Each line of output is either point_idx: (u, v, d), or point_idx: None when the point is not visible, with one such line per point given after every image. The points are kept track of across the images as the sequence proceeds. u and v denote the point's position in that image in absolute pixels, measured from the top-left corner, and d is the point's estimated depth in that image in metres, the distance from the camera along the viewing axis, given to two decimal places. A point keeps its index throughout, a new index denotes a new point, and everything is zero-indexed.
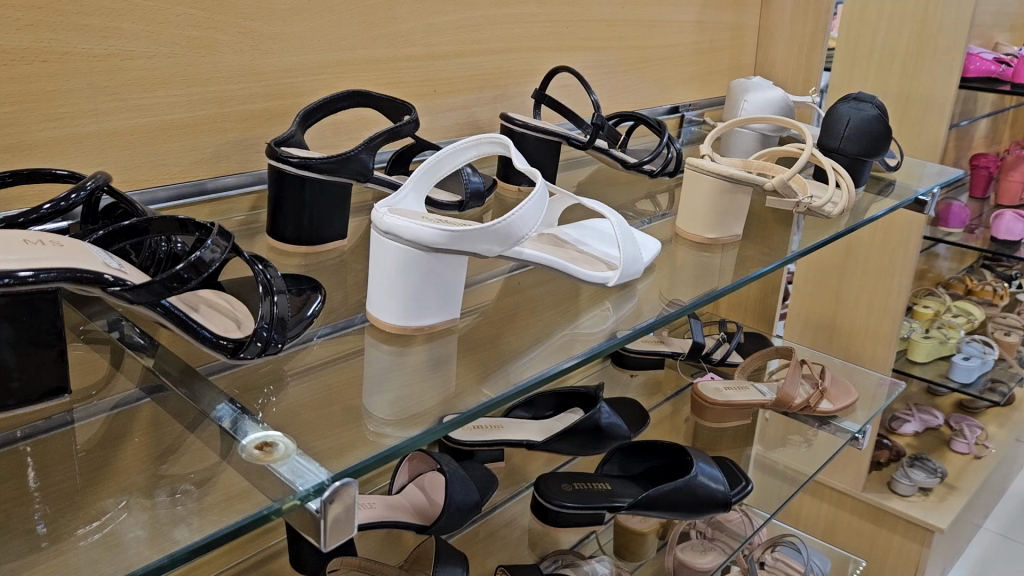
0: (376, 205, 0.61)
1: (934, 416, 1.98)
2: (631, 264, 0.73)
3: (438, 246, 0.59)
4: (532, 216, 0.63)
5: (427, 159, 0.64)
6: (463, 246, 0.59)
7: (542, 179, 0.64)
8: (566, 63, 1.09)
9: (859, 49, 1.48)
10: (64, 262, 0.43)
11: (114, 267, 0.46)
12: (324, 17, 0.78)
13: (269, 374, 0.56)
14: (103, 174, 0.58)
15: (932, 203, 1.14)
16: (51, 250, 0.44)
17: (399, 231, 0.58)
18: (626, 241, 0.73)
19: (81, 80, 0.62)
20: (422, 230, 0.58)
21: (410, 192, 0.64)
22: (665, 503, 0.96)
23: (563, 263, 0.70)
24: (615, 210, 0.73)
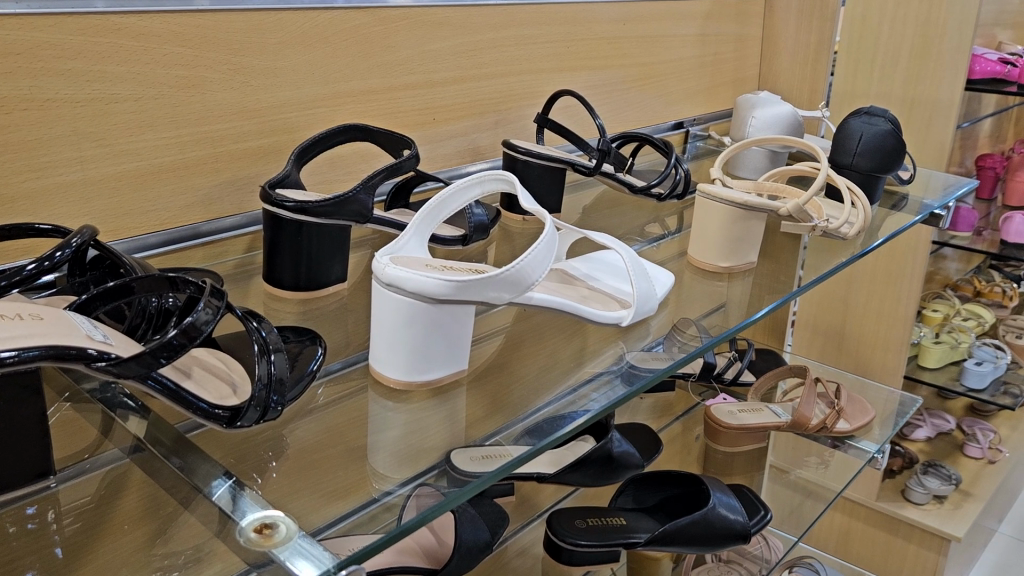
0: (376, 254, 0.58)
1: (946, 420, 1.91)
2: (645, 300, 0.70)
3: (444, 297, 0.55)
4: (541, 260, 0.60)
5: (428, 202, 0.61)
6: (470, 295, 0.56)
7: (550, 219, 0.60)
8: (568, 83, 1.06)
9: (864, 56, 1.45)
10: (46, 338, 0.41)
11: (98, 340, 0.43)
12: (319, 49, 0.75)
13: (268, 439, 0.53)
14: (90, 228, 0.55)
15: (947, 217, 1.12)
16: (32, 326, 0.41)
17: (401, 283, 0.55)
18: (639, 277, 0.69)
19: (65, 127, 0.60)
20: (426, 281, 0.55)
21: (412, 237, 0.61)
22: (682, 538, 0.93)
23: (573, 304, 0.67)
24: (626, 244, 0.70)
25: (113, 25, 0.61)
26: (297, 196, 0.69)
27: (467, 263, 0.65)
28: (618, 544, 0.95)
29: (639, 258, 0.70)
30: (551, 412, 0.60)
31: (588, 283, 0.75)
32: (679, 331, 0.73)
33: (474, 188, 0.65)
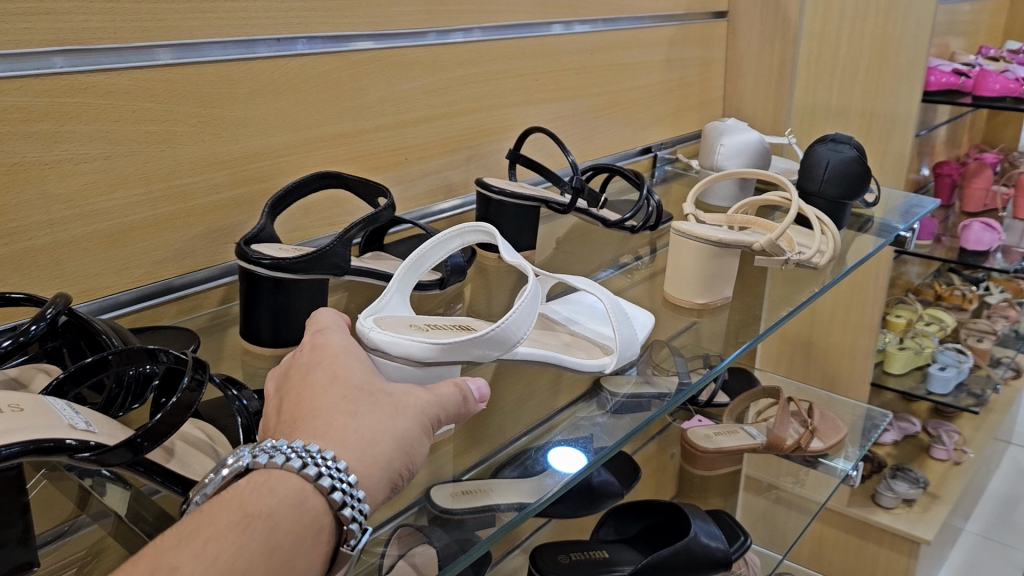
0: (361, 315, 0.59)
1: (912, 423, 1.94)
2: (629, 345, 0.71)
3: (429, 359, 0.56)
4: (525, 317, 0.60)
5: (406, 258, 0.62)
6: (455, 355, 0.57)
7: (532, 276, 0.61)
8: (537, 116, 1.06)
9: (822, 64, 1.39)
10: (25, 436, 0.41)
11: (82, 428, 0.45)
12: (289, 97, 0.75)
13: None
14: (63, 296, 0.55)
15: (911, 238, 1.15)
16: (17, 418, 0.42)
17: (387, 349, 0.56)
18: (620, 322, 0.71)
19: (32, 190, 0.59)
20: (412, 345, 0.55)
21: (394, 295, 0.62)
22: (665, 569, 0.93)
23: (556, 354, 0.69)
24: (604, 288, 0.72)
25: (80, 84, 0.60)
26: (273, 249, 0.69)
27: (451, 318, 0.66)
28: None
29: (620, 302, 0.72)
30: (525, 446, 0.69)
31: (570, 330, 0.76)
32: (658, 372, 0.76)
33: (453, 241, 0.65)
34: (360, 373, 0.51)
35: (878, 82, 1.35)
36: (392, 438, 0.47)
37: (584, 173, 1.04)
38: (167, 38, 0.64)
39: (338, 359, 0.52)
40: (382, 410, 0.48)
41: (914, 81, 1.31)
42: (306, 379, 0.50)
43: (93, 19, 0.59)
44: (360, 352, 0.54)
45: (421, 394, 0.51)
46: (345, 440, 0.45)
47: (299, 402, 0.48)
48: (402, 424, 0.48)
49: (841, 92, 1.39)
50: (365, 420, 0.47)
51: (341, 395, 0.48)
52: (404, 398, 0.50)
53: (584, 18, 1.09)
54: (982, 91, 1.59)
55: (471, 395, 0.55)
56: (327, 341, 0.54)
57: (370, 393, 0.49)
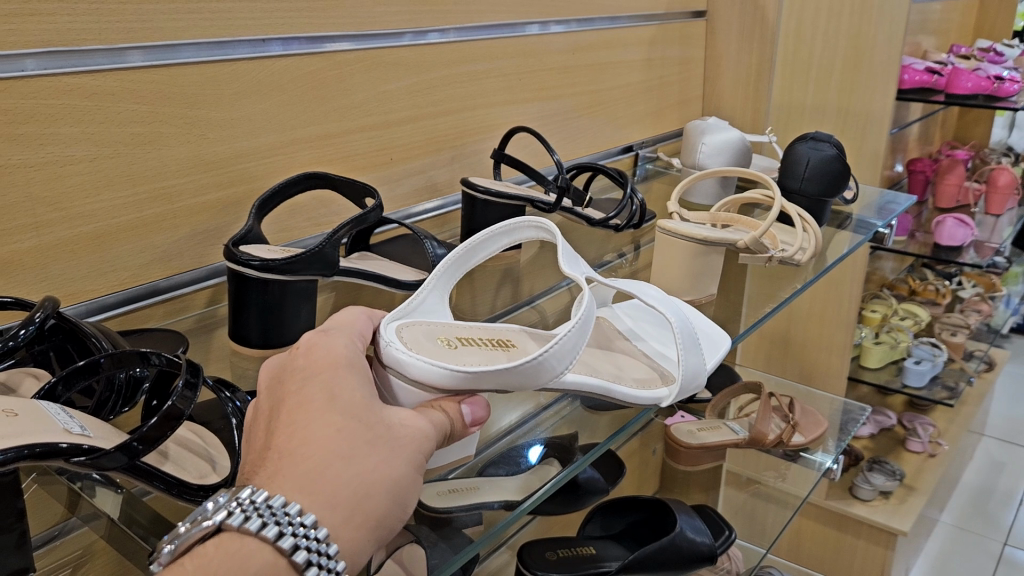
0: (384, 320, 0.60)
1: (888, 416, 1.96)
2: (693, 378, 0.71)
3: (450, 385, 0.56)
4: (567, 351, 0.60)
5: (448, 254, 0.65)
6: (479, 383, 0.56)
7: (582, 307, 0.61)
8: (520, 115, 1.06)
9: (799, 65, 1.40)
10: (25, 439, 0.42)
11: (75, 433, 0.45)
12: (275, 97, 0.75)
13: None
14: (51, 300, 0.54)
15: (890, 235, 1.17)
16: (8, 424, 0.43)
17: (402, 368, 0.56)
18: (688, 351, 0.70)
19: (17, 193, 0.58)
20: (433, 369, 0.55)
21: (430, 293, 0.65)
22: (652, 564, 0.94)
23: (609, 385, 0.69)
24: (679, 315, 0.71)
25: (66, 86, 0.59)
26: (260, 251, 0.69)
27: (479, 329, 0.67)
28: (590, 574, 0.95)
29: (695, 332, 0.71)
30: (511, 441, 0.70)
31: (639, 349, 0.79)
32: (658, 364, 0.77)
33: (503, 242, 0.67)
34: (360, 398, 0.48)
35: (854, 80, 1.37)
36: (384, 489, 0.45)
37: (568, 172, 1.04)
38: (154, 39, 0.64)
39: (338, 378, 0.49)
40: (377, 453, 0.46)
41: (889, 79, 1.33)
42: (301, 395, 0.48)
43: (79, 21, 0.59)
44: (362, 364, 0.52)
45: (417, 427, 0.50)
46: (333, 495, 0.44)
47: (291, 429, 0.46)
48: (395, 468, 0.46)
49: (819, 90, 1.40)
50: (359, 462, 0.45)
51: (335, 428, 0.46)
52: (401, 434, 0.48)
53: (565, 18, 1.10)
54: (955, 90, 1.61)
55: (466, 420, 0.55)
56: (327, 349, 0.51)
57: (367, 430, 0.47)
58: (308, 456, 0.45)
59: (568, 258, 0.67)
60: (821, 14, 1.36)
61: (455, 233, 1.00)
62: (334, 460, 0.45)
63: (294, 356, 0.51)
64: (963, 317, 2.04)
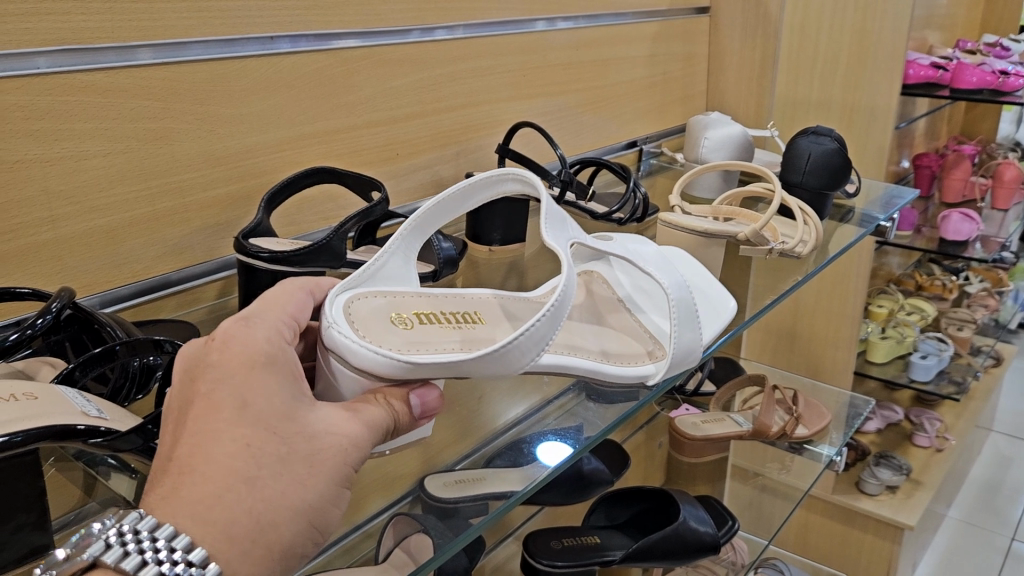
0: (332, 291, 0.58)
1: (895, 411, 1.96)
2: (685, 353, 0.73)
3: (395, 373, 0.54)
4: (532, 344, 0.58)
5: (404, 221, 0.62)
6: (425, 373, 0.54)
7: (554, 297, 0.58)
8: (525, 111, 1.08)
9: (802, 60, 1.41)
10: (42, 421, 0.44)
11: (93, 416, 0.47)
12: (283, 94, 0.76)
13: None
14: (67, 290, 0.56)
15: (891, 228, 1.19)
16: (27, 407, 0.46)
17: (346, 353, 0.54)
18: (681, 325, 0.71)
19: (34, 188, 0.60)
20: (374, 357, 0.53)
21: (386, 263, 0.63)
22: (656, 553, 0.95)
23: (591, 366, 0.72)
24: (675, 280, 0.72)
25: (80, 83, 0.61)
26: (270, 244, 0.70)
27: (435, 304, 0.66)
28: (594, 563, 0.97)
29: (694, 306, 0.72)
30: (514, 436, 0.71)
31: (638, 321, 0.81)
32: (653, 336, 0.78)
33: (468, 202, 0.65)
34: (276, 407, 0.45)
35: (858, 76, 1.38)
36: (294, 514, 0.43)
37: (572, 167, 1.05)
38: (165, 38, 0.66)
39: (254, 381, 0.46)
40: (290, 474, 0.43)
41: (893, 74, 1.34)
42: (211, 399, 0.44)
43: (92, 19, 0.61)
44: (286, 361, 0.48)
45: (341, 438, 0.47)
46: (236, 522, 0.41)
47: (195, 441, 0.42)
48: (308, 491, 0.44)
49: (823, 85, 1.41)
50: (269, 486, 0.42)
51: (245, 444, 0.43)
52: (322, 447, 0.46)
53: (569, 15, 1.11)
54: (960, 84, 1.61)
55: (413, 411, 0.54)
56: (244, 342, 0.48)
57: (281, 445, 0.44)
58: (210, 476, 0.41)
59: (552, 223, 0.65)
60: (825, 10, 1.37)
61: (461, 227, 1.02)
62: (243, 480, 0.42)
63: (206, 349, 0.47)
64: (971, 312, 2.04)
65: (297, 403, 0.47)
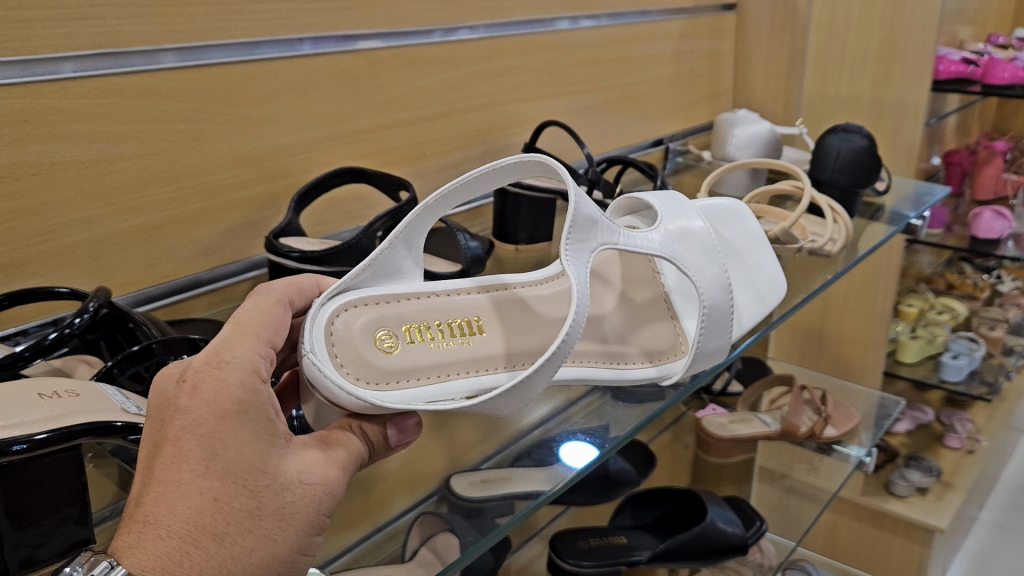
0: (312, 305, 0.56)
1: (924, 412, 1.93)
2: (708, 357, 0.72)
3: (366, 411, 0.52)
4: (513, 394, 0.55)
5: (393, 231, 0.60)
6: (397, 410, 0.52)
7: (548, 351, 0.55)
8: (550, 109, 1.07)
9: (830, 56, 1.40)
10: (83, 418, 0.46)
11: (131, 414, 0.49)
12: (312, 95, 0.77)
13: None
14: (104, 290, 0.57)
15: (922, 226, 1.17)
16: (67, 404, 0.47)
17: (320, 386, 0.51)
18: (708, 333, 0.70)
19: (72, 188, 0.61)
20: (345, 395, 0.51)
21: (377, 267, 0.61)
22: (683, 553, 0.95)
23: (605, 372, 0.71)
24: (714, 291, 0.70)
25: (116, 86, 0.62)
26: (300, 244, 0.72)
27: (425, 314, 0.63)
28: (621, 563, 0.96)
29: (727, 313, 0.71)
30: (540, 436, 0.71)
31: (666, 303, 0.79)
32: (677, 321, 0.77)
33: (455, 200, 0.61)
34: (249, 460, 0.43)
35: (887, 72, 1.35)
36: (262, 571, 0.41)
37: (598, 165, 1.05)
38: (195, 41, 0.66)
39: (228, 431, 0.43)
40: (259, 531, 0.42)
41: (923, 71, 1.31)
42: (181, 447, 0.42)
43: (128, 23, 0.61)
44: (261, 405, 0.45)
45: (314, 487, 0.45)
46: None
47: (163, 494, 0.40)
48: (277, 545, 0.43)
49: (851, 81, 1.39)
50: (238, 544, 0.41)
51: (214, 499, 0.41)
52: (294, 500, 0.44)
53: (594, 13, 1.10)
54: (992, 80, 1.59)
55: (389, 441, 0.53)
56: (216, 386, 0.44)
57: (253, 502, 0.42)
58: (178, 536, 0.39)
59: (572, 240, 0.62)
60: (854, 5, 1.35)
61: (487, 226, 1.02)
62: (211, 541, 0.40)
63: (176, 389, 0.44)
64: (1003, 311, 2.00)
65: (272, 450, 0.44)
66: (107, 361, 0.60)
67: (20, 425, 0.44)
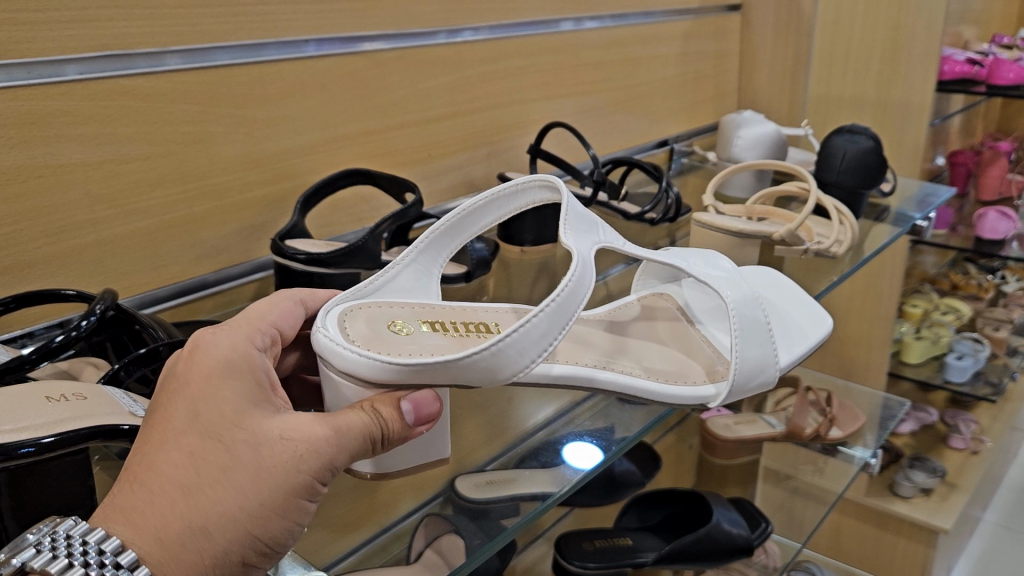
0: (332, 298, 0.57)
1: (928, 412, 1.93)
2: (753, 368, 0.68)
3: (386, 380, 0.50)
4: (529, 343, 0.54)
5: (433, 225, 0.62)
6: (417, 375, 0.51)
7: (559, 287, 0.55)
8: (555, 110, 1.07)
9: (834, 57, 1.40)
10: (90, 421, 0.46)
11: (137, 415, 0.50)
12: (318, 96, 0.77)
13: None
14: (110, 291, 0.57)
15: (927, 227, 1.17)
16: (74, 407, 0.47)
17: (334, 358, 0.51)
18: (744, 340, 0.67)
19: (78, 190, 0.61)
20: (360, 361, 0.50)
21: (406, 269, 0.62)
22: (688, 556, 0.95)
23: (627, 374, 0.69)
24: (738, 293, 0.68)
25: (121, 88, 0.62)
26: (306, 246, 0.72)
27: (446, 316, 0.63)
28: (626, 565, 0.96)
29: (761, 318, 0.69)
30: (545, 437, 0.71)
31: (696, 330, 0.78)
32: None
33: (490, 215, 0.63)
34: (224, 416, 0.44)
35: (892, 71, 1.34)
36: (231, 522, 0.42)
37: (603, 167, 1.05)
38: (200, 42, 0.66)
39: (208, 391, 0.45)
40: (228, 483, 0.43)
41: (928, 71, 1.31)
42: (167, 408, 0.45)
43: (134, 25, 0.61)
44: (253, 370, 0.47)
45: (299, 441, 0.45)
46: (162, 528, 0.41)
47: (143, 449, 0.44)
48: (251, 498, 0.43)
49: (856, 81, 1.39)
50: (203, 494, 0.42)
51: (182, 452, 0.43)
52: (271, 455, 0.44)
53: (598, 14, 1.10)
54: (997, 80, 1.58)
55: (405, 419, 0.49)
56: (206, 352, 0.47)
57: (223, 455, 0.43)
58: (145, 486, 0.42)
59: (571, 223, 0.61)
60: (859, 5, 1.34)
61: (492, 228, 1.02)
62: (174, 491, 0.42)
63: (178, 359, 0.48)
64: (1007, 312, 2.00)
65: (258, 410, 0.45)
66: (113, 364, 0.60)
67: (27, 428, 0.44)
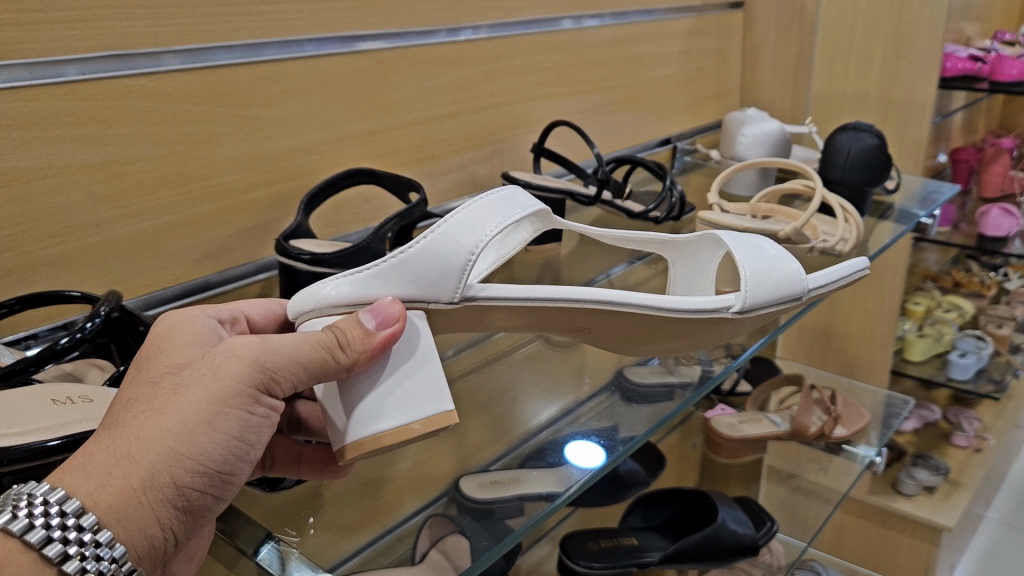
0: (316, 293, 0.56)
1: (932, 410, 1.92)
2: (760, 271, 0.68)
3: (349, 296, 0.52)
4: (479, 225, 0.55)
5: None
6: (377, 283, 0.52)
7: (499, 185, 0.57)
8: (558, 108, 1.07)
9: (836, 55, 1.39)
10: (96, 423, 0.46)
11: None
12: (321, 96, 0.76)
13: (290, 519, 0.60)
14: (114, 292, 0.56)
15: (931, 224, 1.18)
16: (79, 410, 0.47)
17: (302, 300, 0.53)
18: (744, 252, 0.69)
19: (82, 191, 0.60)
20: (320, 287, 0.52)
21: None
22: (692, 555, 0.95)
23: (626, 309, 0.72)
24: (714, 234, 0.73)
25: (125, 88, 0.61)
26: (310, 246, 0.71)
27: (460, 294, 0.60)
28: (631, 565, 0.96)
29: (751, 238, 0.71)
30: (549, 436, 0.71)
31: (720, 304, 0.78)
32: (680, 362, 0.80)
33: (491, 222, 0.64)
34: (154, 363, 0.46)
35: (895, 69, 1.34)
36: (159, 433, 0.42)
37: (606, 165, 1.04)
38: (203, 42, 0.66)
39: (144, 353, 0.48)
40: (156, 405, 0.44)
41: (931, 68, 1.30)
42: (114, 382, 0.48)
43: (136, 25, 0.61)
44: (194, 325, 0.50)
45: (222, 359, 0.46)
46: (88, 462, 0.41)
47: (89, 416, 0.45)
48: (180, 413, 0.43)
49: (858, 78, 1.38)
50: (132, 419, 0.43)
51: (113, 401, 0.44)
52: (194, 375, 0.45)
53: (600, 12, 1.10)
54: (999, 77, 1.57)
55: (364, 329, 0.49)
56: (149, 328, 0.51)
57: (150, 388, 0.45)
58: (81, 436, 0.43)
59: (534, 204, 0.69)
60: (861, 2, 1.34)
61: None
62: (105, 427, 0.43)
63: None
64: (1010, 309, 1.99)
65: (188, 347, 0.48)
66: (118, 365, 0.60)
67: (31, 431, 0.44)
